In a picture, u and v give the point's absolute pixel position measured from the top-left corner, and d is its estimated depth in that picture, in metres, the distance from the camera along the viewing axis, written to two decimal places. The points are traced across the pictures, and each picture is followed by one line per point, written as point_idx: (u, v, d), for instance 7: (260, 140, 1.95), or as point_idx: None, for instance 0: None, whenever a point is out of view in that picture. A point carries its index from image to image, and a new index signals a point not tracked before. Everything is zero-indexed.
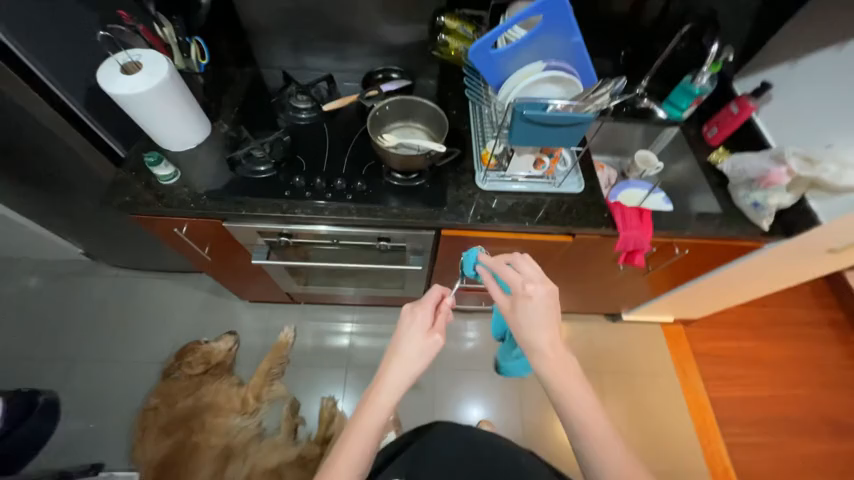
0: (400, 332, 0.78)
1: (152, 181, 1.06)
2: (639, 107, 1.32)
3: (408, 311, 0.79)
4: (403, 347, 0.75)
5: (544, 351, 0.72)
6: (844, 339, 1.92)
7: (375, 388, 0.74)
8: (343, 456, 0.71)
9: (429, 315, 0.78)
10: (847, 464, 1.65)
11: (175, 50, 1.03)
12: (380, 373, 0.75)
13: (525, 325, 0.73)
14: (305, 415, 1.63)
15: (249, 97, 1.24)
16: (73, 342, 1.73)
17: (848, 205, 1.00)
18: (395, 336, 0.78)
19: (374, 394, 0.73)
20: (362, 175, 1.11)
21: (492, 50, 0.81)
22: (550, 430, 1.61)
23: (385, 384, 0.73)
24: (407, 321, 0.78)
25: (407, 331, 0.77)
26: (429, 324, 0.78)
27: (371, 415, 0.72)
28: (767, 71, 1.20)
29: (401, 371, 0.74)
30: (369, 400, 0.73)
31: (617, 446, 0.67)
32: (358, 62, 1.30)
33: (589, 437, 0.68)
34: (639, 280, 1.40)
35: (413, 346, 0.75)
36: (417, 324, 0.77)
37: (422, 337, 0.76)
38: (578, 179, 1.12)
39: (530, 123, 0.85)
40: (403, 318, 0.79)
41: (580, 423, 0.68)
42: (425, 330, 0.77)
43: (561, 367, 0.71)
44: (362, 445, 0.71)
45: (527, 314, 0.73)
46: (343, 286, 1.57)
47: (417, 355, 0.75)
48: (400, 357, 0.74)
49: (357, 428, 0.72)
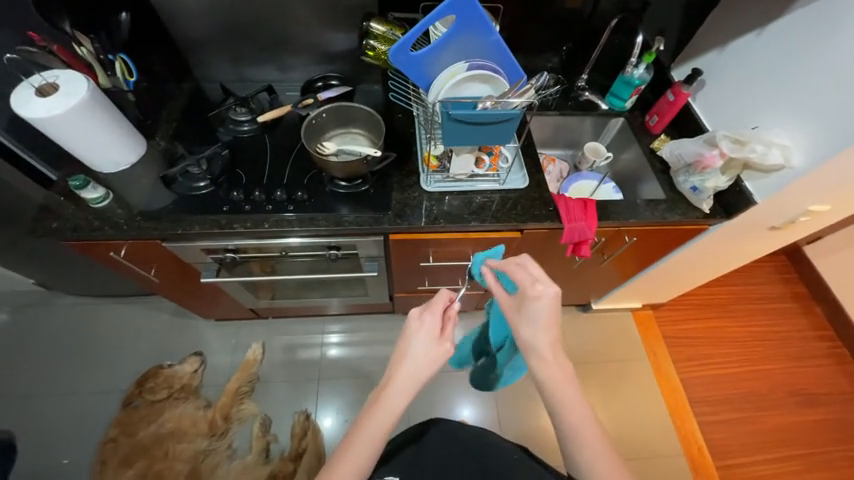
0: (405, 337, 0.74)
1: (83, 205, 1.03)
2: (582, 100, 1.33)
3: (415, 317, 0.75)
4: (411, 352, 0.72)
5: (542, 353, 0.70)
6: (808, 311, 1.97)
7: (380, 394, 0.70)
8: (345, 465, 0.66)
9: (438, 320, 0.74)
10: (815, 434, 1.69)
11: (97, 68, 1.00)
12: (387, 379, 0.71)
13: (528, 326, 0.72)
14: (278, 432, 1.58)
15: (188, 113, 1.21)
16: (28, 376, 1.65)
17: (777, 184, 1.03)
18: (402, 342, 0.74)
19: (378, 400, 0.69)
20: (304, 185, 1.10)
21: (411, 52, 0.82)
22: (527, 426, 1.61)
23: (391, 391, 0.69)
24: (415, 327, 0.74)
25: (414, 338, 0.73)
26: (438, 330, 0.74)
27: (375, 423, 0.68)
28: (698, 58, 1.24)
29: (407, 378, 0.70)
30: (374, 407, 0.69)
31: (607, 457, 0.65)
32: (298, 71, 1.28)
33: (582, 447, 0.66)
34: (599, 269, 1.41)
35: (420, 353, 0.72)
36: (425, 330, 0.73)
37: (431, 344, 0.73)
38: (520, 175, 1.13)
39: (459, 122, 0.87)
40: (409, 323, 0.75)
41: (575, 433, 0.66)
42: (434, 339, 0.73)
43: (557, 376, 0.69)
44: (364, 454, 0.66)
45: (532, 315, 0.72)
46: (307, 296, 1.54)
47: (427, 362, 0.71)
48: (406, 363, 0.71)
49: (359, 435, 0.68)
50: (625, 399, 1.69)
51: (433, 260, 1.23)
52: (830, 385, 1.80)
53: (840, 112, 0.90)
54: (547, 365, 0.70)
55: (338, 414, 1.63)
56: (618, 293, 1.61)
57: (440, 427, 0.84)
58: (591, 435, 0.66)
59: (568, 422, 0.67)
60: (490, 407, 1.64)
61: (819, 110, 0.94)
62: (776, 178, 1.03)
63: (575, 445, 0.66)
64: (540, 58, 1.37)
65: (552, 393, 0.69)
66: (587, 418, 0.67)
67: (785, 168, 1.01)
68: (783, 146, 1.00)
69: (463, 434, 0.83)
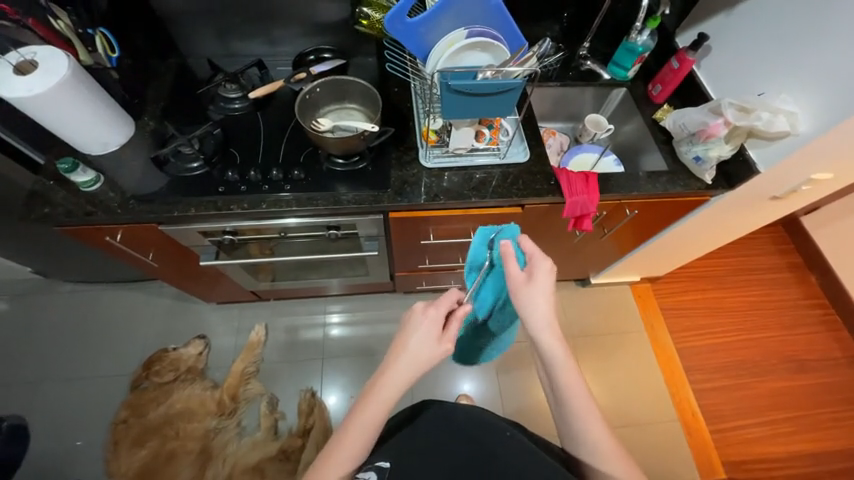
0: (405, 331, 0.72)
1: (74, 188, 1.00)
2: (583, 70, 1.29)
3: (417, 312, 0.72)
4: (410, 345, 0.70)
5: (541, 326, 0.71)
6: (803, 280, 2.00)
7: (376, 383, 0.69)
8: (342, 446, 0.68)
9: (441, 317, 0.72)
10: (805, 397, 1.75)
11: (77, 44, 0.97)
12: (384, 366, 0.70)
13: (534, 302, 0.71)
14: (285, 410, 1.62)
15: (176, 91, 1.17)
16: (34, 363, 1.66)
17: (782, 151, 1.01)
18: (401, 334, 0.72)
19: (375, 390, 0.69)
20: (300, 163, 1.07)
21: (407, 19, 0.79)
22: (528, 399, 1.65)
23: (386, 381, 0.69)
24: (417, 321, 0.72)
25: (416, 333, 0.71)
26: (439, 328, 0.72)
27: (370, 410, 0.69)
28: (704, 23, 1.19)
29: (404, 372, 0.69)
30: (369, 396, 0.69)
31: (597, 420, 0.68)
32: (289, 44, 1.23)
33: (582, 423, 0.68)
34: (600, 243, 1.40)
35: (419, 349, 0.70)
36: (428, 326, 0.71)
37: (431, 343, 0.71)
38: (521, 148, 1.11)
39: (460, 93, 0.84)
40: (413, 317, 0.73)
41: (576, 409, 0.68)
42: (435, 337, 0.71)
43: (558, 353, 0.70)
44: (361, 439, 0.68)
45: (541, 288, 0.72)
46: (308, 277, 1.53)
47: (425, 359, 0.70)
48: (405, 358, 0.70)
49: (357, 421, 0.69)
50: (619, 370, 1.73)
51: (434, 238, 1.22)
52: (821, 352, 1.84)
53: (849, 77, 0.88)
54: (550, 342, 0.70)
55: (343, 392, 1.66)
56: (618, 266, 1.62)
57: (434, 408, 0.83)
58: (589, 410, 0.68)
59: (568, 399, 0.69)
60: (490, 381, 1.68)
61: (829, 73, 0.92)
62: (781, 145, 1.01)
63: (577, 420, 0.68)
64: (541, 26, 1.32)
65: (554, 371, 0.70)
66: (582, 394, 0.69)
67: (791, 135, 0.99)
68: (791, 113, 0.98)
69: (453, 414, 0.80)
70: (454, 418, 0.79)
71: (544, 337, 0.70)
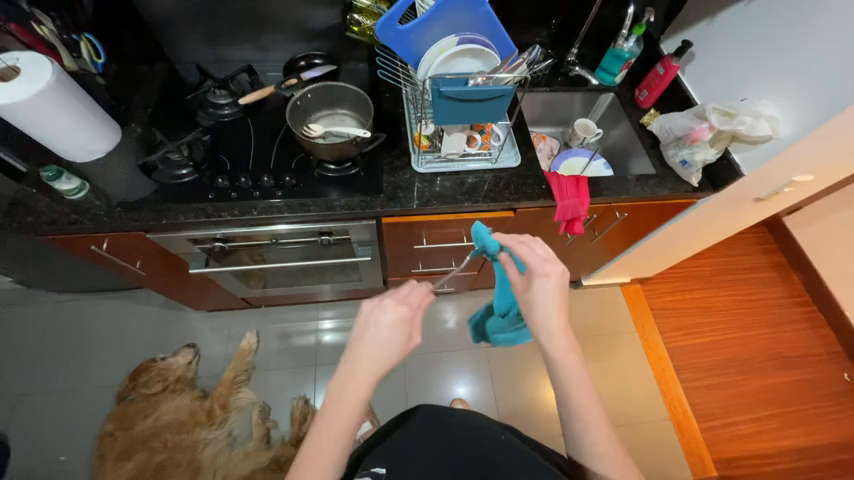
0: (371, 326, 0.68)
1: (58, 197, 0.98)
2: (572, 76, 1.31)
3: (379, 306, 0.69)
4: (380, 341, 0.67)
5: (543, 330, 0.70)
6: (787, 279, 2.05)
7: (345, 386, 0.64)
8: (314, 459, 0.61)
9: (410, 310, 0.70)
10: (792, 394, 1.79)
11: (61, 50, 0.94)
12: (351, 367, 0.65)
13: (537, 306, 0.71)
14: (277, 418, 1.59)
15: (164, 97, 1.15)
16: (15, 376, 1.61)
17: (765, 155, 1.04)
18: (366, 330, 0.68)
19: (344, 393, 0.64)
20: (291, 169, 1.06)
21: (398, 26, 0.79)
22: (522, 402, 1.65)
23: (357, 382, 0.64)
24: (384, 315, 0.68)
25: (383, 328, 0.67)
26: (405, 321, 0.68)
27: (342, 417, 0.63)
28: (687, 30, 1.22)
29: (375, 369, 0.65)
30: (339, 401, 0.64)
31: (603, 426, 0.66)
32: (279, 50, 1.23)
33: (583, 428, 0.66)
34: (591, 245, 1.42)
35: (385, 343, 0.66)
36: (395, 320, 0.68)
37: (399, 337, 0.68)
38: (512, 153, 1.12)
39: (451, 100, 0.85)
40: (377, 311, 0.69)
41: (578, 411, 0.67)
42: (403, 330, 0.68)
43: (564, 357, 0.68)
44: (335, 451, 0.62)
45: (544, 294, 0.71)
46: (300, 283, 1.52)
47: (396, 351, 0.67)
48: (374, 354, 0.66)
49: (328, 430, 0.63)
50: (609, 370, 1.74)
51: (427, 242, 1.22)
52: (806, 349, 1.89)
53: (827, 83, 0.91)
54: (554, 341, 0.69)
55: None
56: (608, 268, 1.64)
57: (426, 411, 0.82)
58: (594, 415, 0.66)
59: (571, 400, 0.67)
60: (485, 384, 1.68)
61: (807, 79, 0.95)
62: (764, 149, 1.04)
63: (578, 423, 0.67)
64: (529, 32, 1.34)
65: (558, 370, 0.69)
66: (590, 399, 0.67)
67: (773, 139, 1.02)
68: (772, 117, 1.01)
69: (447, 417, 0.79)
70: (449, 420, 0.78)
71: (546, 337, 0.70)
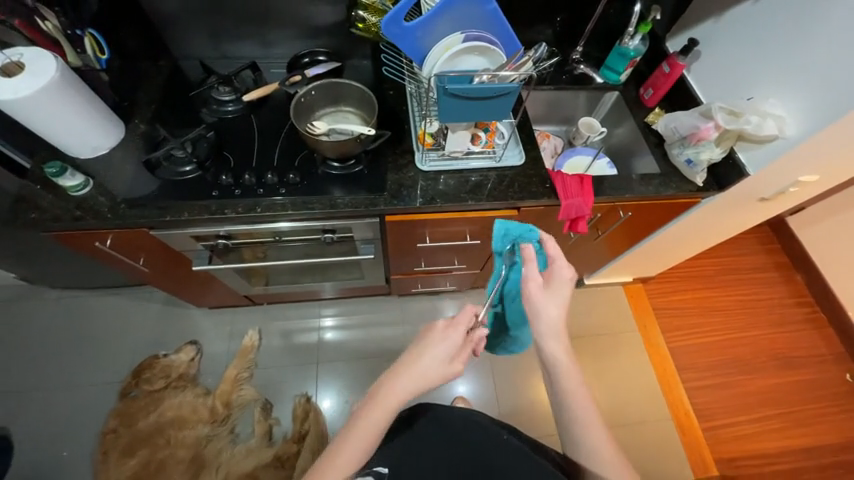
0: (423, 344, 0.73)
1: (62, 193, 0.98)
2: (577, 74, 1.31)
3: (438, 329, 0.73)
4: (425, 360, 0.71)
5: (545, 334, 0.72)
6: (789, 279, 2.04)
7: (384, 390, 0.70)
8: (344, 447, 0.68)
9: (460, 338, 0.73)
10: (793, 394, 1.79)
11: (65, 45, 0.94)
12: (394, 375, 0.72)
13: (547, 307, 0.72)
14: (279, 416, 1.60)
15: (167, 93, 1.15)
16: (18, 371, 1.62)
17: (770, 154, 1.03)
18: (416, 346, 0.73)
19: (384, 396, 0.70)
20: (295, 167, 1.06)
21: (404, 23, 0.79)
22: (524, 401, 1.65)
23: (394, 389, 0.70)
24: (437, 337, 0.73)
25: (434, 347, 0.72)
26: (455, 347, 0.72)
27: (375, 414, 0.69)
28: (693, 29, 1.22)
29: (414, 386, 0.70)
30: (376, 401, 0.70)
31: (599, 429, 0.68)
32: (283, 47, 1.22)
33: (579, 429, 0.68)
34: (594, 244, 1.41)
35: (431, 364, 0.71)
36: (445, 344, 0.72)
37: (444, 363, 0.72)
38: (517, 151, 1.12)
39: (456, 97, 0.84)
40: (432, 332, 0.73)
41: (575, 414, 0.69)
42: (449, 357, 0.72)
43: (562, 361, 0.71)
44: (363, 444, 0.68)
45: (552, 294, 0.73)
46: (302, 280, 1.52)
47: (436, 375, 0.71)
48: (418, 372, 0.71)
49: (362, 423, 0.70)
50: (613, 371, 1.74)
51: (430, 241, 1.22)
52: (808, 349, 1.89)
53: (836, 83, 0.90)
54: (554, 342, 0.72)
55: (338, 395, 1.64)
56: (611, 267, 1.64)
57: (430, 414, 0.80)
58: (588, 414, 0.68)
59: (568, 399, 0.70)
60: (486, 383, 1.68)
61: (815, 78, 0.94)
62: (770, 148, 1.04)
63: (575, 425, 0.68)
64: (534, 30, 1.33)
65: (555, 370, 0.71)
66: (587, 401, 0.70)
67: (779, 138, 1.01)
68: (779, 117, 1.01)
69: (450, 418, 0.78)
70: (451, 424, 0.77)
71: (549, 339, 0.72)
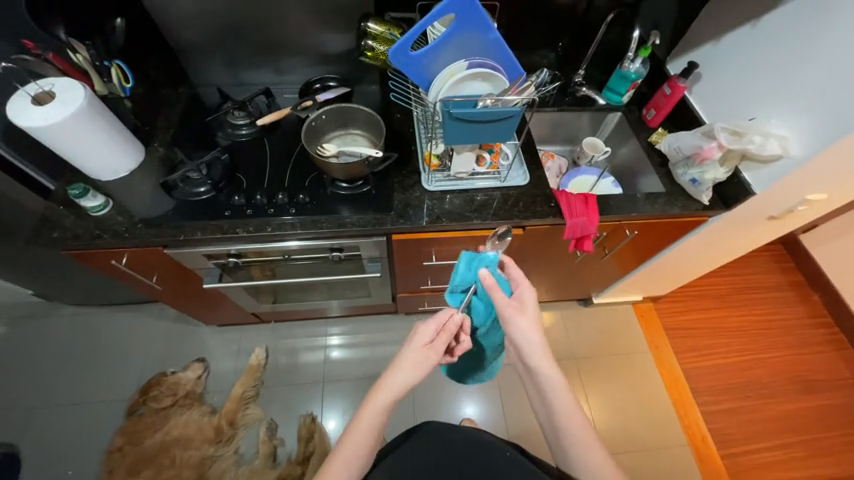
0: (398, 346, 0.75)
1: (82, 213, 1.02)
2: (579, 95, 1.34)
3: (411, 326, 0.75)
4: (401, 356, 0.73)
5: (531, 355, 0.72)
6: (805, 298, 1.99)
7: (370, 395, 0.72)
8: (338, 459, 0.68)
9: (429, 331, 0.74)
10: (816, 419, 1.71)
11: (94, 76, 1.02)
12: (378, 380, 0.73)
13: (527, 332, 0.72)
14: (284, 436, 1.58)
15: (185, 118, 1.21)
16: (30, 387, 1.64)
17: (775, 173, 1.04)
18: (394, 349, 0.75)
19: (371, 400, 0.71)
20: (305, 187, 1.10)
21: (411, 52, 0.83)
22: (532, 424, 1.61)
23: (378, 391, 0.71)
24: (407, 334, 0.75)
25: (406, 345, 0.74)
26: (428, 340, 0.74)
27: (367, 420, 0.70)
28: (693, 52, 1.24)
29: (394, 382, 0.71)
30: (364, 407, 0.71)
31: (594, 446, 0.68)
32: (296, 73, 1.29)
33: (576, 451, 0.68)
34: (601, 263, 1.40)
35: (407, 358, 0.72)
36: (415, 338, 0.74)
37: (418, 349, 0.73)
38: (521, 171, 1.14)
39: (461, 121, 0.87)
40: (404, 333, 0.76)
41: (572, 437, 0.68)
42: (422, 346, 0.73)
43: (553, 380, 0.71)
44: (359, 449, 0.69)
45: (524, 319, 0.73)
46: (310, 298, 1.53)
47: (413, 367, 0.72)
48: (396, 369, 0.72)
49: (354, 435, 0.69)
50: (622, 391, 1.70)
51: (436, 259, 1.23)
52: (829, 372, 1.81)
53: (836, 103, 0.91)
54: (543, 368, 0.71)
55: (344, 416, 1.62)
56: (619, 286, 1.62)
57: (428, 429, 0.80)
58: (581, 431, 0.69)
59: (561, 418, 0.70)
60: (494, 404, 1.65)
61: (815, 99, 0.95)
62: (774, 167, 1.04)
63: (575, 449, 0.68)
64: (537, 55, 1.38)
65: (550, 396, 0.71)
66: (580, 420, 0.69)
67: (783, 157, 1.02)
68: (781, 137, 1.02)
69: (451, 435, 0.77)
70: (451, 439, 0.76)
71: (539, 367, 0.71)
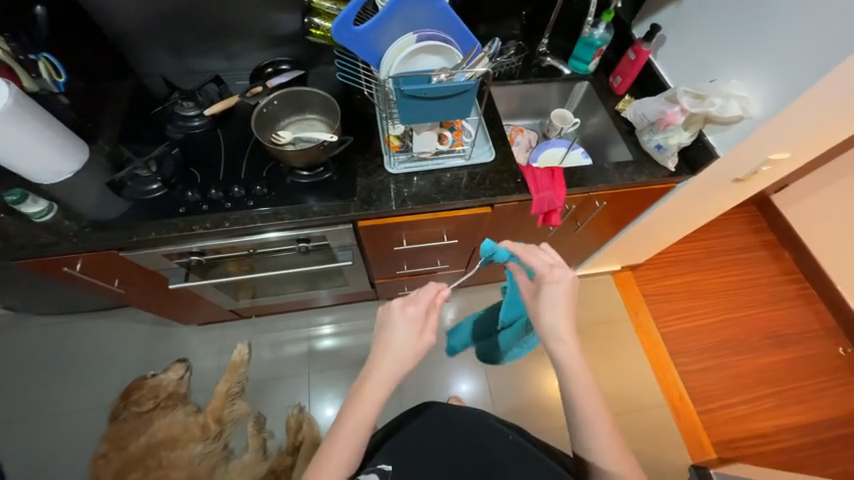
0: (385, 330, 0.72)
1: (26, 220, 0.97)
2: (545, 66, 1.31)
3: (397, 309, 0.72)
4: (394, 345, 0.70)
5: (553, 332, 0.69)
6: (777, 257, 2.04)
7: (362, 385, 0.69)
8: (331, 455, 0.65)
9: (420, 314, 0.72)
10: (786, 371, 1.79)
11: (20, 72, 0.95)
12: (366, 372, 0.70)
13: (548, 310, 0.70)
14: (273, 428, 1.59)
15: (130, 112, 1.14)
16: (7, 400, 1.60)
17: (738, 135, 1.03)
18: (380, 335, 0.72)
19: (360, 394, 0.68)
20: (262, 178, 1.05)
21: (354, 26, 0.78)
22: (518, 396, 1.65)
23: (369, 384, 0.68)
24: (396, 319, 0.71)
25: (397, 332, 0.70)
26: (421, 324, 0.72)
27: (359, 414, 0.67)
28: (658, 14, 1.21)
29: (387, 372, 0.69)
30: (358, 398, 0.68)
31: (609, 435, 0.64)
32: (247, 58, 1.22)
33: (591, 430, 0.64)
34: (576, 235, 1.40)
35: (403, 348, 0.70)
36: (407, 323, 0.71)
37: (413, 337, 0.71)
38: (486, 148, 1.12)
39: (414, 98, 0.84)
40: (392, 314, 0.72)
41: (582, 427, 0.65)
42: (416, 332, 0.71)
43: (571, 360, 0.68)
44: (353, 445, 0.66)
45: (550, 298, 0.71)
46: (287, 291, 1.51)
47: (409, 355, 0.70)
48: (388, 358, 0.69)
49: (342, 427, 0.67)
50: (607, 360, 1.74)
51: (407, 243, 1.21)
52: (799, 326, 1.89)
53: (795, 59, 0.90)
54: (563, 349, 0.69)
55: (332, 404, 1.64)
56: (597, 257, 1.64)
57: (433, 410, 0.73)
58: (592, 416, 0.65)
59: (575, 401, 0.66)
60: (481, 380, 1.68)
61: (774, 56, 0.94)
62: (735, 130, 1.04)
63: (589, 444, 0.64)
64: (502, 26, 1.32)
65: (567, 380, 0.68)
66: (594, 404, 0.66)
67: (744, 118, 1.01)
68: (742, 97, 1.00)
69: (458, 416, 0.71)
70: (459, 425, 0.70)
71: (556, 346, 0.69)
